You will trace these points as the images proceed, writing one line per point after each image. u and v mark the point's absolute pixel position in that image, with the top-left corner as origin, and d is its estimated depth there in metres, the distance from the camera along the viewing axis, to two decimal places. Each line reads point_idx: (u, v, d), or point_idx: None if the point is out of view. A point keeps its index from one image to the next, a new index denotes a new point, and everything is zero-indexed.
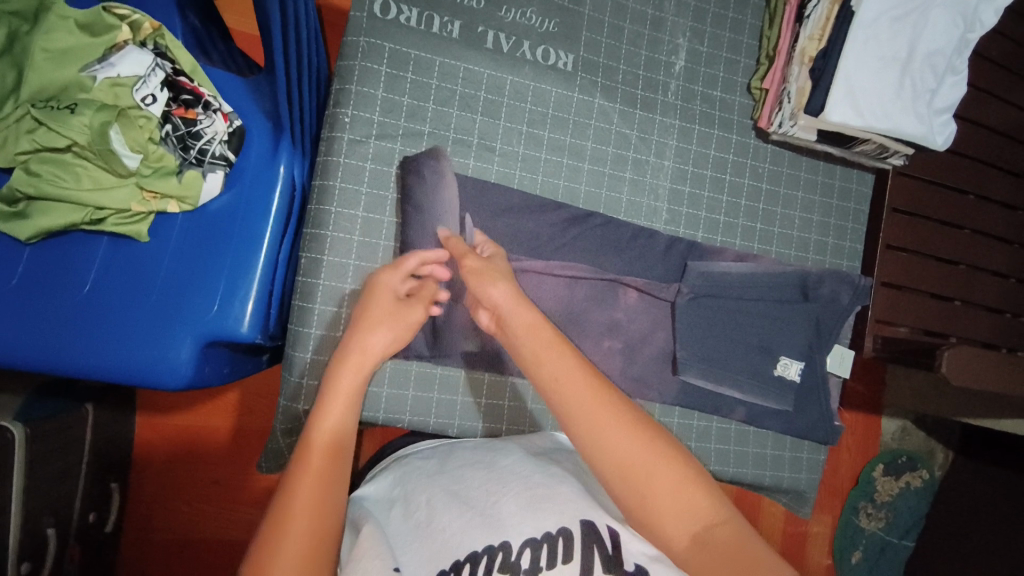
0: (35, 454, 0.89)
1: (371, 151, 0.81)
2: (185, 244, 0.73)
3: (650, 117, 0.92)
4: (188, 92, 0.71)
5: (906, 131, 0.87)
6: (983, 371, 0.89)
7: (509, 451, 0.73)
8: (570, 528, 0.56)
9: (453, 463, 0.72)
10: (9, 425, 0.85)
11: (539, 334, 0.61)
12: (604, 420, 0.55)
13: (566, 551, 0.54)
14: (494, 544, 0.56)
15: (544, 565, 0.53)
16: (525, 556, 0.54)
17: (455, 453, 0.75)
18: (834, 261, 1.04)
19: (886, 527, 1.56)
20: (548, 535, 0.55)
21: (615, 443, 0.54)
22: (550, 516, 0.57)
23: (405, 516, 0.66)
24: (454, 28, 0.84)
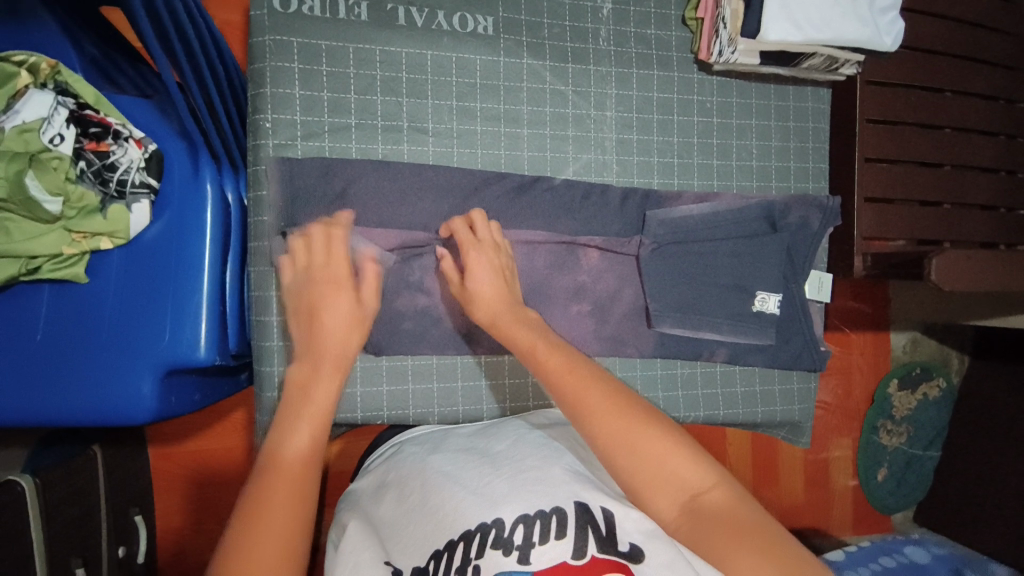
0: (47, 504, 0.89)
1: (300, 153, 0.79)
2: (127, 279, 0.73)
3: (583, 68, 0.88)
4: (96, 125, 0.70)
5: (849, 37, 0.84)
6: (982, 272, 0.86)
7: (504, 435, 0.71)
8: (563, 508, 0.55)
9: (447, 451, 0.70)
10: (18, 477, 0.85)
11: (525, 335, 0.65)
12: (587, 393, 0.58)
13: (559, 528, 0.53)
14: (487, 522, 0.55)
15: (536, 540, 0.52)
16: (518, 532, 0.53)
17: (449, 440, 0.74)
18: (799, 185, 1.00)
19: (909, 440, 1.55)
20: (542, 512, 0.55)
21: (603, 419, 0.56)
22: (540, 498, 0.57)
23: (399, 500, 0.65)
24: (362, 10, 0.81)
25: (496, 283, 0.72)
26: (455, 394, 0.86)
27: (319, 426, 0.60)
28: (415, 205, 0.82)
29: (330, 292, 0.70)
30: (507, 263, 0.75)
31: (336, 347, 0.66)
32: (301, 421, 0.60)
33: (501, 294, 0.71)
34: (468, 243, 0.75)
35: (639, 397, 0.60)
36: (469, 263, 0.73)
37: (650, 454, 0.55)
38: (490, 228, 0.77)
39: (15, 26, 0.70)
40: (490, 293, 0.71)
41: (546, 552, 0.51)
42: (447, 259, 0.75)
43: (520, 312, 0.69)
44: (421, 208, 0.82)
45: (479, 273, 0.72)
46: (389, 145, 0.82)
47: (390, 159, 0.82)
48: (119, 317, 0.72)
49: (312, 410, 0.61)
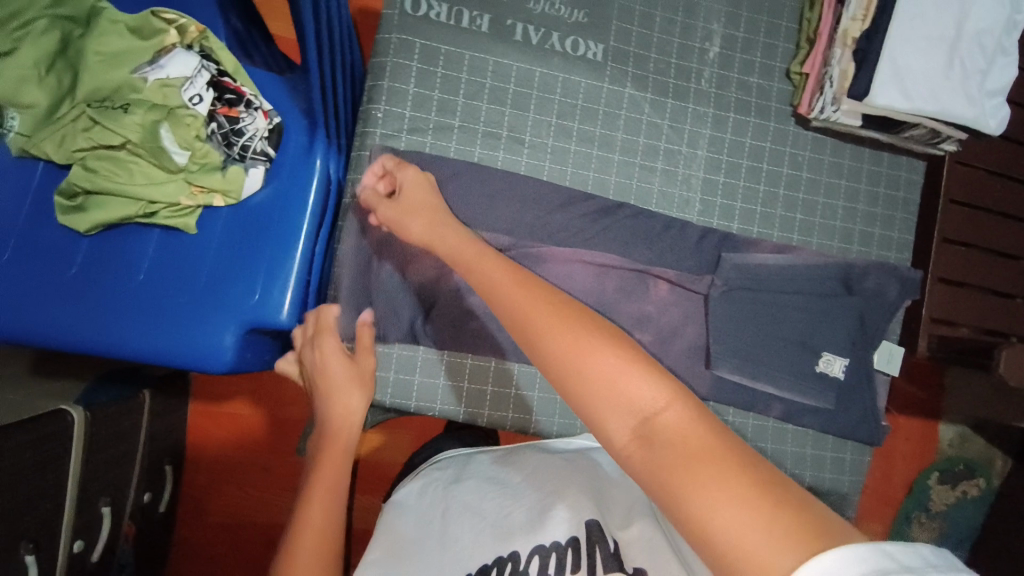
0: (92, 438, 0.92)
1: (403, 145, 0.83)
2: (229, 237, 0.77)
3: (682, 105, 0.90)
4: (231, 91, 0.75)
5: (956, 113, 0.83)
6: None
7: (523, 463, 0.74)
8: (577, 537, 0.57)
9: (472, 478, 0.74)
10: (70, 409, 0.88)
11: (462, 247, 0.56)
12: (526, 301, 0.46)
13: (575, 560, 0.55)
14: (505, 555, 0.59)
15: (552, 573, 0.55)
16: (534, 563, 0.57)
17: (472, 465, 0.78)
18: (881, 253, 0.98)
19: (941, 538, 1.44)
20: (557, 544, 0.57)
21: (540, 331, 0.43)
22: (557, 528, 0.59)
23: (421, 524, 0.70)
24: (483, 22, 0.85)
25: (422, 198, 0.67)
26: (506, 400, 0.87)
27: (335, 490, 0.66)
28: (501, 211, 0.85)
29: (316, 354, 0.72)
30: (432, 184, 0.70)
31: (338, 409, 0.71)
32: (313, 492, 0.66)
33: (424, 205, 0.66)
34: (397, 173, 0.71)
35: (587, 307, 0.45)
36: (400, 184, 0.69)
37: (591, 370, 0.40)
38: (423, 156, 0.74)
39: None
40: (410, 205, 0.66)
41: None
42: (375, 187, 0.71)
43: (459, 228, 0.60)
44: (504, 214, 0.85)
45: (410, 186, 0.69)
46: (486, 150, 0.85)
47: (485, 163, 0.85)
48: (216, 269, 0.77)
49: (324, 476, 0.67)
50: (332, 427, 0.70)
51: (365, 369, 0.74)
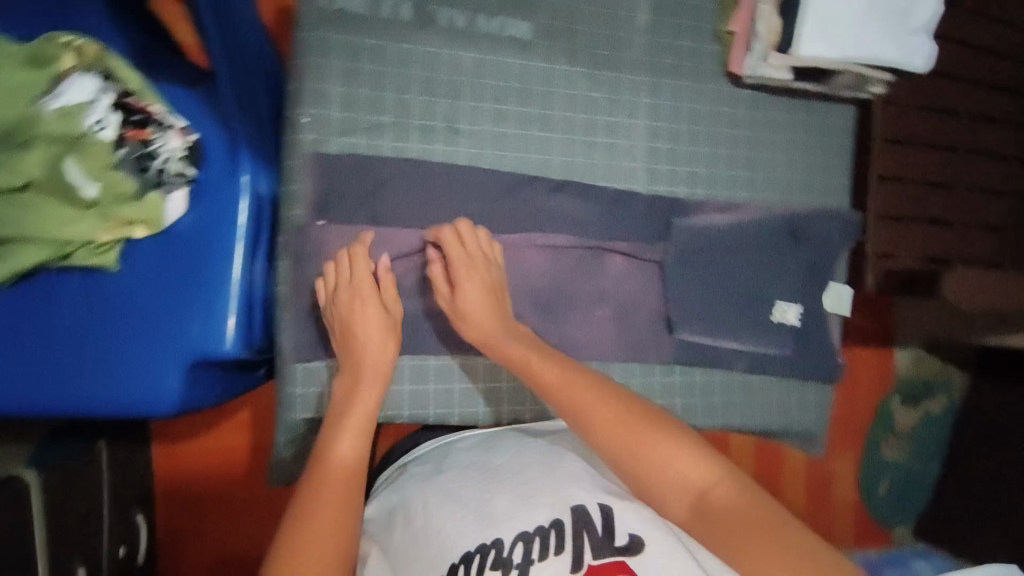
0: (51, 502, 0.85)
1: (335, 149, 0.79)
2: (160, 268, 0.73)
3: (617, 77, 0.90)
4: (139, 112, 0.71)
5: (884, 56, 0.86)
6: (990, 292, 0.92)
7: (506, 446, 0.73)
8: (561, 520, 0.61)
9: (453, 467, 0.73)
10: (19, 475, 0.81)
11: (522, 353, 0.70)
12: (587, 407, 0.63)
13: (558, 542, 0.59)
14: (488, 543, 0.61)
15: (535, 557, 0.59)
16: (518, 551, 0.60)
17: (452, 455, 0.76)
18: (823, 199, 1.01)
19: (909, 456, 1.56)
20: (540, 528, 0.61)
21: (609, 433, 0.61)
22: (542, 512, 0.62)
23: (407, 525, 0.68)
24: (403, 10, 0.81)
25: (484, 298, 0.75)
26: (475, 394, 0.86)
27: (362, 431, 0.68)
28: (446, 205, 0.83)
29: (358, 304, 0.74)
30: (496, 279, 0.78)
31: (374, 357, 0.73)
32: (341, 436, 0.67)
33: (490, 308, 0.75)
34: (457, 261, 0.76)
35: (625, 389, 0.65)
36: (462, 277, 0.76)
37: (653, 458, 0.59)
38: (479, 239, 0.79)
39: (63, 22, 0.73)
40: (476, 298, 0.75)
41: (546, 568, 0.58)
42: (436, 266, 0.78)
43: (519, 333, 0.74)
44: (451, 208, 0.83)
45: (467, 289, 0.75)
46: (423, 144, 0.82)
47: (423, 158, 0.82)
48: (150, 303, 0.73)
49: (353, 420, 0.68)
50: (367, 366, 0.72)
51: (397, 321, 0.76)
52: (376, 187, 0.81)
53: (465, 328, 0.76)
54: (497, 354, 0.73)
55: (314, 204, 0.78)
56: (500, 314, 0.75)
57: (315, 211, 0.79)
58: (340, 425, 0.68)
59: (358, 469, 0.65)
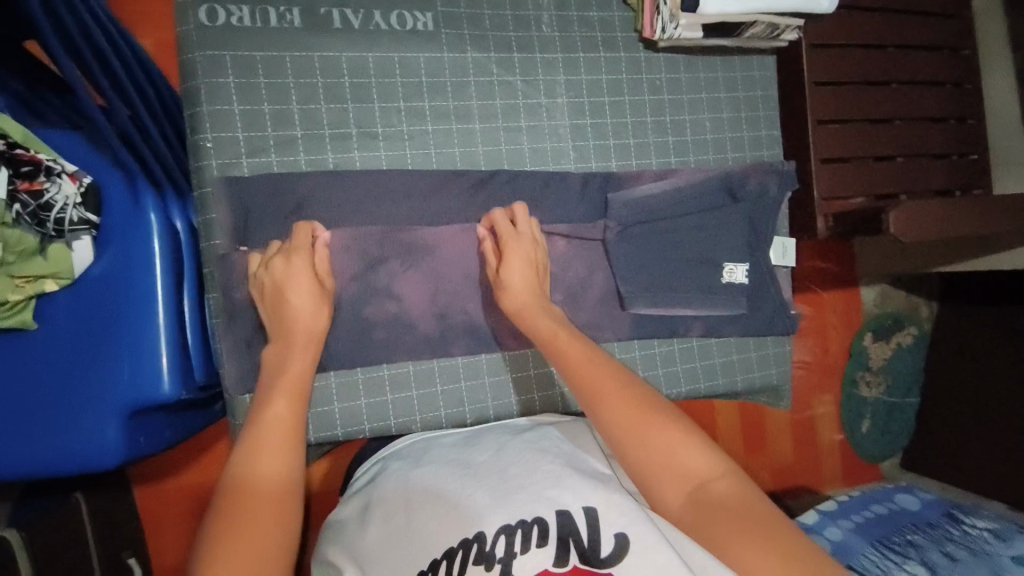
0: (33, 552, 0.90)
1: (247, 171, 0.76)
2: (78, 321, 0.70)
3: (530, 57, 0.88)
4: (27, 163, 0.66)
5: (788, 3, 0.87)
6: (955, 221, 0.90)
7: (486, 446, 0.69)
8: (545, 519, 0.55)
9: (431, 464, 0.67)
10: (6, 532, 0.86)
11: (551, 331, 0.71)
12: (601, 384, 0.63)
13: (541, 536, 0.53)
14: (469, 537, 0.54)
15: (518, 550, 0.52)
16: (500, 544, 0.53)
17: (431, 452, 0.71)
18: (755, 153, 1.01)
19: (888, 390, 1.59)
20: (523, 521, 0.54)
21: (619, 412, 0.60)
22: (522, 507, 0.56)
23: (384, 522, 0.61)
24: (294, 16, 0.78)
25: (527, 275, 0.77)
26: (435, 399, 0.84)
27: (297, 394, 0.65)
28: (373, 212, 0.81)
29: (286, 272, 0.72)
30: (541, 260, 0.80)
31: (304, 326, 0.71)
32: (274, 402, 0.63)
33: (531, 286, 0.77)
34: (510, 236, 0.79)
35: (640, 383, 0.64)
36: (512, 249, 0.78)
37: (659, 443, 0.58)
38: (530, 223, 0.82)
39: None
40: (519, 277, 0.77)
41: (529, 561, 0.52)
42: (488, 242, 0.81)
43: (551, 313, 0.74)
44: (379, 215, 0.81)
45: (513, 267, 0.77)
46: (339, 153, 0.80)
47: (342, 168, 0.79)
48: (74, 360, 0.69)
49: (286, 385, 0.65)
50: (298, 335, 0.70)
51: (330, 294, 0.75)
52: (299, 203, 0.78)
53: (507, 304, 0.76)
54: (529, 331, 0.73)
55: (235, 231, 0.76)
56: (542, 298, 0.76)
57: (239, 237, 0.76)
58: (270, 394, 0.64)
59: (297, 424, 0.62)
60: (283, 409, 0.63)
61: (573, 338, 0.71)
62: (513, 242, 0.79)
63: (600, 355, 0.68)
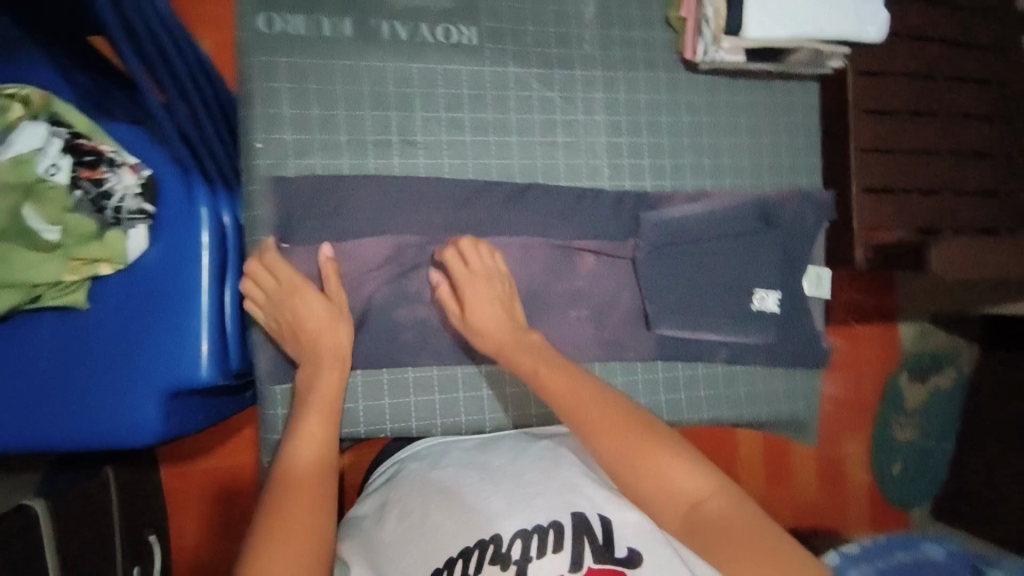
0: (63, 529, 0.90)
1: (293, 171, 0.79)
2: (128, 304, 0.73)
3: (569, 74, 0.89)
4: (91, 153, 0.71)
5: (834, 31, 0.85)
6: (1003, 263, 0.87)
7: (503, 450, 0.69)
8: (560, 521, 0.56)
9: (448, 465, 0.68)
10: (31, 502, 0.87)
11: (530, 359, 0.70)
12: (584, 404, 0.63)
13: (557, 541, 0.55)
14: (485, 538, 0.55)
15: (534, 554, 0.54)
16: (516, 547, 0.54)
17: (449, 453, 0.72)
18: (794, 181, 1.00)
19: (923, 434, 1.53)
20: (539, 526, 0.56)
21: (603, 434, 0.61)
22: (539, 512, 0.57)
23: (400, 520, 0.62)
24: (346, 27, 0.81)
25: (495, 315, 0.76)
26: (457, 405, 0.85)
27: (328, 412, 0.71)
28: (408, 218, 0.83)
29: (297, 297, 0.75)
30: (507, 289, 0.79)
31: (329, 341, 0.75)
32: (307, 420, 0.69)
33: (502, 324, 0.75)
34: (464, 278, 0.78)
35: (626, 398, 0.65)
36: (470, 292, 0.77)
37: (648, 464, 0.59)
38: (485, 260, 0.79)
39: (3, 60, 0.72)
40: (479, 317, 0.76)
41: (545, 565, 0.53)
42: (444, 286, 0.79)
43: (526, 341, 0.73)
44: (413, 221, 0.83)
45: (475, 307, 0.76)
46: (380, 159, 0.82)
47: (381, 173, 0.82)
48: (121, 340, 0.73)
49: (317, 401, 0.71)
50: (324, 352, 0.74)
51: (342, 306, 0.78)
52: (339, 204, 0.80)
53: (484, 343, 0.76)
54: (510, 363, 0.72)
55: (279, 229, 0.79)
56: (514, 329, 0.75)
57: (281, 234, 0.79)
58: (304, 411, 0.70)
59: (328, 441, 0.69)
60: (314, 423, 0.69)
61: (556, 358, 0.71)
62: (471, 284, 0.77)
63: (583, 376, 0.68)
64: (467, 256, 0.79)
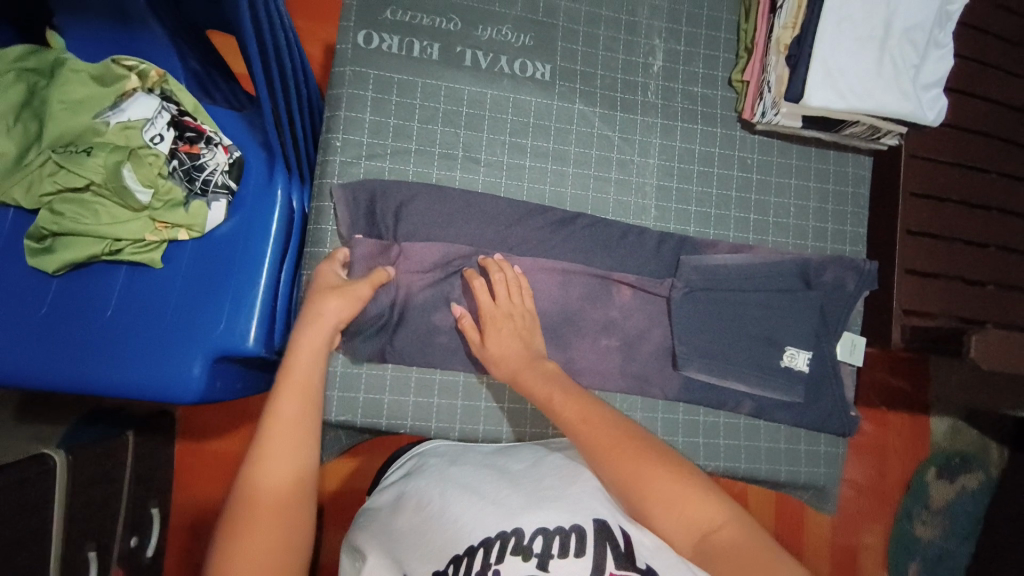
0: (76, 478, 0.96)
1: (363, 171, 0.86)
2: (196, 267, 0.79)
3: (631, 117, 0.94)
4: (192, 130, 0.78)
5: (893, 109, 0.87)
6: None
7: (523, 456, 0.72)
8: (582, 525, 0.57)
9: (467, 464, 0.71)
10: (51, 454, 0.93)
11: (543, 388, 0.71)
12: (590, 426, 0.64)
13: (579, 545, 0.55)
14: (507, 530, 0.57)
15: (555, 553, 0.54)
16: (538, 542, 0.55)
17: (467, 454, 0.75)
18: (836, 247, 1.01)
19: (943, 534, 1.45)
20: (560, 528, 0.57)
21: (610, 456, 0.61)
22: (561, 513, 0.59)
23: (416, 510, 0.64)
24: (434, 50, 0.89)
25: (516, 344, 0.77)
26: (477, 413, 0.87)
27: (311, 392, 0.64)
28: (460, 227, 0.87)
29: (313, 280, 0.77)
30: (529, 322, 0.80)
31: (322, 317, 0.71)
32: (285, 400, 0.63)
33: (521, 352, 0.76)
34: (487, 307, 0.79)
35: (636, 425, 0.65)
36: (493, 322, 0.78)
37: (658, 489, 0.58)
38: (510, 296, 0.80)
39: (124, 36, 0.80)
40: (496, 347, 0.77)
41: (565, 566, 0.53)
42: (466, 318, 0.80)
43: (541, 368, 0.74)
44: (466, 231, 0.87)
45: (495, 336, 0.78)
46: (443, 171, 0.88)
47: (442, 184, 0.88)
48: (184, 300, 0.78)
49: (298, 379, 0.65)
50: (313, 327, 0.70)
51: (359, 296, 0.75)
52: (398, 209, 0.85)
53: (500, 371, 0.77)
54: (524, 389, 0.73)
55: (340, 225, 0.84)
56: (534, 357, 0.75)
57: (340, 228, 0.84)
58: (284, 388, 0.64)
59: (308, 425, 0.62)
60: (293, 402, 0.63)
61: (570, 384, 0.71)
62: (492, 312, 0.79)
63: (594, 404, 0.68)
64: (494, 284, 0.81)
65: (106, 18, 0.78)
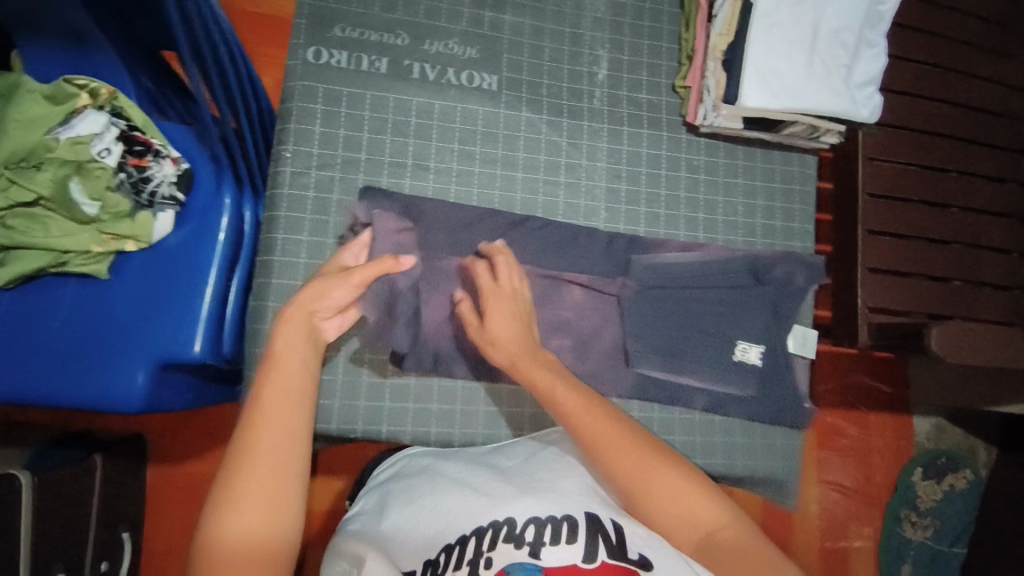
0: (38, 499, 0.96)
1: (314, 181, 0.87)
2: (145, 277, 0.81)
3: (577, 123, 0.97)
4: (140, 143, 0.80)
5: (827, 107, 0.91)
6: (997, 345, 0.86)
7: (516, 454, 0.72)
8: (574, 516, 0.57)
9: (457, 462, 0.72)
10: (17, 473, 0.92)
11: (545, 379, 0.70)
12: (593, 423, 0.64)
13: (570, 533, 0.55)
14: (500, 519, 0.57)
15: (548, 540, 0.55)
16: (530, 530, 0.56)
17: (455, 455, 0.75)
18: (786, 243, 1.03)
19: (934, 535, 1.43)
20: (554, 517, 0.57)
21: (617, 453, 0.61)
22: (551, 504, 0.59)
23: (406, 504, 0.64)
24: (382, 64, 0.92)
25: (513, 325, 0.76)
26: (429, 415, 0.87)
27: (301, 391, 0.62)
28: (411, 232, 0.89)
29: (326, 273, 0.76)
30: (526, 308, 0.79)
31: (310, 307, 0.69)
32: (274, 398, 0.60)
33: (519, 336, 0.75)
34: (486, 285, 0.79)
35: (635, 423, 0.66)
36: (494, 302, 0.77)
37: (665, 488, 0.60)
38: (511, 274, 0.80)
39: (80, 59, 0.81)
40: (499, 329, 0.76)
41: (558, 553, 0.54)
42: (465, 303, 0.80)
43: (540, 354, 0.74)
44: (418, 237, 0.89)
45: (497, 317, 0.76)
46: (393, 179, 0.90)
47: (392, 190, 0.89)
48: (134, 309, 0.79)
49: (285, 378, 0.62)
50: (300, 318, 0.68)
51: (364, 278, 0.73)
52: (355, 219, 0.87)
53: (502, 357, 0.75)
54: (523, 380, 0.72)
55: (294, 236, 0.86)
56: (533, 345, 0.75)
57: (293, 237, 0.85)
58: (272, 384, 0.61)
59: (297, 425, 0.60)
60: (285, 401, 0.60)
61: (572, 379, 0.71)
62: (491, 292, 0.78)
63: (597, 401, 0.67)
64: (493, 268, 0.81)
65: (61, 40, 0.80)
